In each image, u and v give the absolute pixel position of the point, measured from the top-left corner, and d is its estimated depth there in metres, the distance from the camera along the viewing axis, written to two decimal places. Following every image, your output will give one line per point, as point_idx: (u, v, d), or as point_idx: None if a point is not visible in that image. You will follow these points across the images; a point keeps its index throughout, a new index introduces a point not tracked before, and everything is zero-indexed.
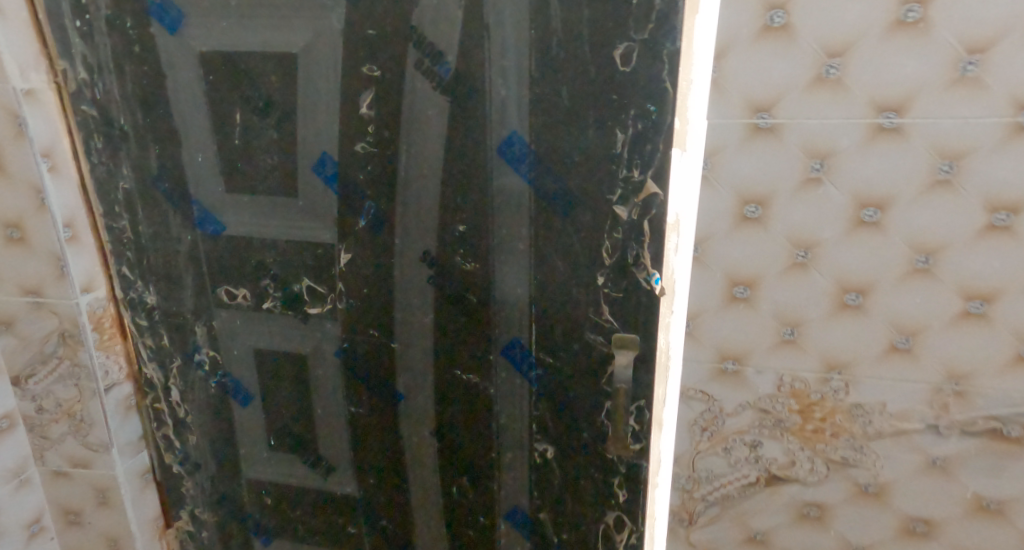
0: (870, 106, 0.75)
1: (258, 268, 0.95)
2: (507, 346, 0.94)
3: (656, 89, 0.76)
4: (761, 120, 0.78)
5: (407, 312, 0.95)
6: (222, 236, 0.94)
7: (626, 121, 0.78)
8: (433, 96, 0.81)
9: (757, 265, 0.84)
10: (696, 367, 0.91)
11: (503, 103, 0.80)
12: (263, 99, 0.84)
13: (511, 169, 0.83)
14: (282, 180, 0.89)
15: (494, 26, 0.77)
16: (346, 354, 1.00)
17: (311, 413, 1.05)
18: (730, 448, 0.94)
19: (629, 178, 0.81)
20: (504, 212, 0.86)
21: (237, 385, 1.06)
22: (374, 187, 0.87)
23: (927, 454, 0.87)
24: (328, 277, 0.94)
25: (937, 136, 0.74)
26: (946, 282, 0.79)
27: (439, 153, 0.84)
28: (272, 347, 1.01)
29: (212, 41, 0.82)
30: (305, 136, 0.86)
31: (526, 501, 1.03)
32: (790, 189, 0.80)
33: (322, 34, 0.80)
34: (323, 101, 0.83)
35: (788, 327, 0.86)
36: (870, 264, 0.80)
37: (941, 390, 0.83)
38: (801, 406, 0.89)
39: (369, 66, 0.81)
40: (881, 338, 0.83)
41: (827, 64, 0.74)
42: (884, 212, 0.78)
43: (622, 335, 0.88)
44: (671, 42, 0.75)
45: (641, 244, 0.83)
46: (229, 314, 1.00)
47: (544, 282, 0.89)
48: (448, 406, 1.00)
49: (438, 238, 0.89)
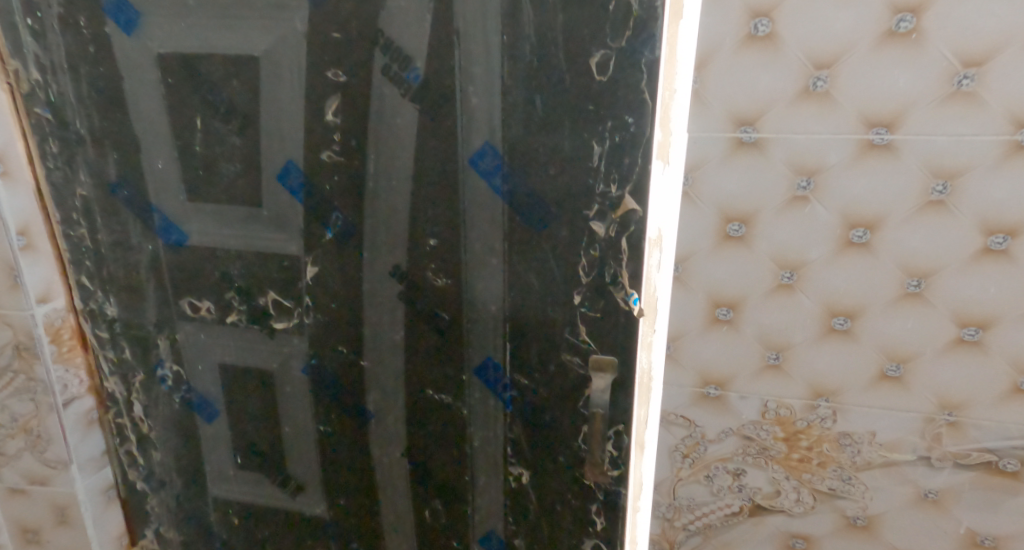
0: (860, 120, 0.71)
1: (223, 280, 0.92)
2: (480, 365, 0.89)
3: (634, 100, 0.72)
4: (745, 134, 0.74)
5: (376, 328, 0.90)
6: (184, 246, 0.91)
7: (603, 132, 0.74)
8: (401, 103, 0.77)
9: (740, 287, 0.80)
10: (677, 392, 0.87)
11: (474, 111, 0.77)
12: (225, 105, 0.81)
13: (483, 182, 0.79)
14: (246, 189, 0.85)
15: (463, 30, 0.74)
16: (314, 371, 0.95)
17: (278, 431, 1.01)
18: (712, 476, 0.89)
19: (607, 193, 0.77)
20: (476, 226, 0.82)
21: (202, 401, 1.01)
22: (341, 197, 0.84)
23: (919, 487, 0.83)
24: (294, 291, 0.90)
25: (930, 154, 0.70)
26: (939, 307, 0.74)
27: (408, 163, 0.80)
28: (237, 362, 0.97)
29: (172, 43, 0.79)
30: (269, 143, 0.82)
31: (501, 526, 0.99)
32: (775, 207, 0.76)
33: (286, 38, 0.77)
34: (287, 107, 0.80)
35: (773, 352, 0.82)
36: (860, 287, 0.76)
37: (934, 421, 0.79)
38: (786, 433, 0.85)
39: (334, 72, 0.77)
40: (871, 365, 0.79)
41: (815, 76, 0.70)
42: (874, 232, 0.74)
43: (599, 356, 0.84)
44: (649, 51, 0.70)
45: (618, 262, 0.79)
46: (193, 327, 0.96)
47: (518, 300, 0.85)
48: (420, 426, 0.96)
49: (408, 252, 0.85)
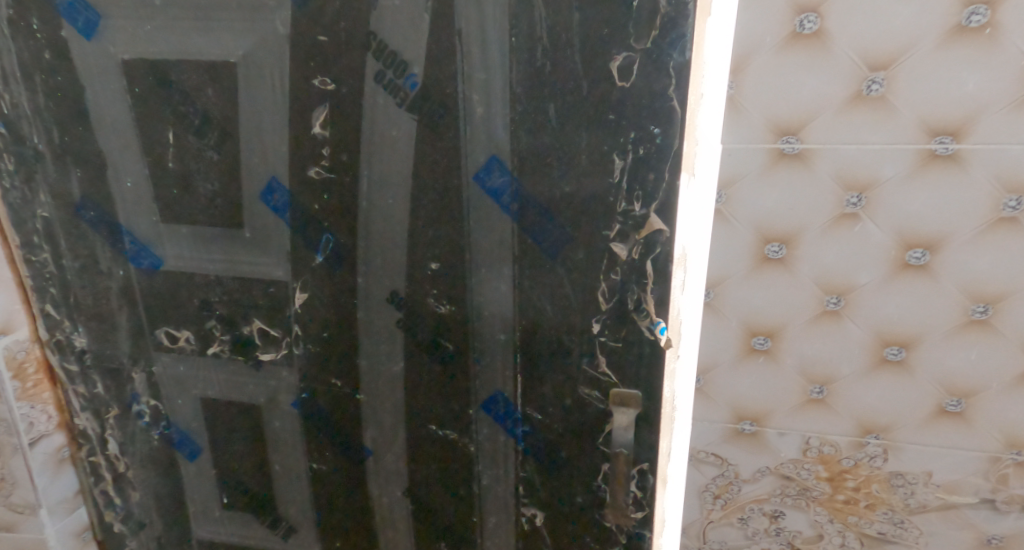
0: (921, 128, 0.69)
1: (203, 309, 0.83)
2: (488, 400, 0.81)
3: (661, 108, 0.64)
4: (787, 145, 0.73)
5: (373, 359, 0.82)
6: (158, 272, 0.82)
7: (625, 145, 0.66)
8: (397, 114, 0.69)
9: (781, 315, 0.80)
10: (708, 429, 0.88)
11: (481, 122, 0.68)
12: (200, 116, 0.73)
13: (489, 200, 0.71)
14: (225, 209, 0.77)
15: (467, 32, 0.65)
16: (305, 406, 0.87)
17: (267, 470, 0.92)
18: (748, 518, 0.91)
19: (630, 212, 0.68)
20: (483, 250, 0.73)
21: (183, 437, 0.93)
22: (331, 217, 0.75)
23: (982, 533, 0.85)
24: (282, 321, 0.82)
25: (1001, 167, 0.69)
26: (1008, 337, 0.75)
27: (406, 180, 0.72)
28: (221, 396, 0.89)
29: (136, 48, 0.71)
30: (250, 159, 0.74)
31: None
32: (821, 226, 0.75)
33: (265, 41, 0.68)
34: (268, 118, 0.71)
35: (816, 385, 0.83)
36: (914, 317, 0.77)
37: (1000, 461, 0.81)
38: (830, 473, 0.86)
39: (321, 79, 0.69)
40: (929, 399, 0.80)
41: (870, 79, 0.69)
42: (934, 253, 0.74)
43: (621, 391, 0.76)
44: (678, 53, 0.62)
45: (643, 287, 0.71)
46: (171, 359, 0.87)
47: (530, 329, 0.76)
48: (421, 465, 0.87)
49: (406, 277, 0.77)
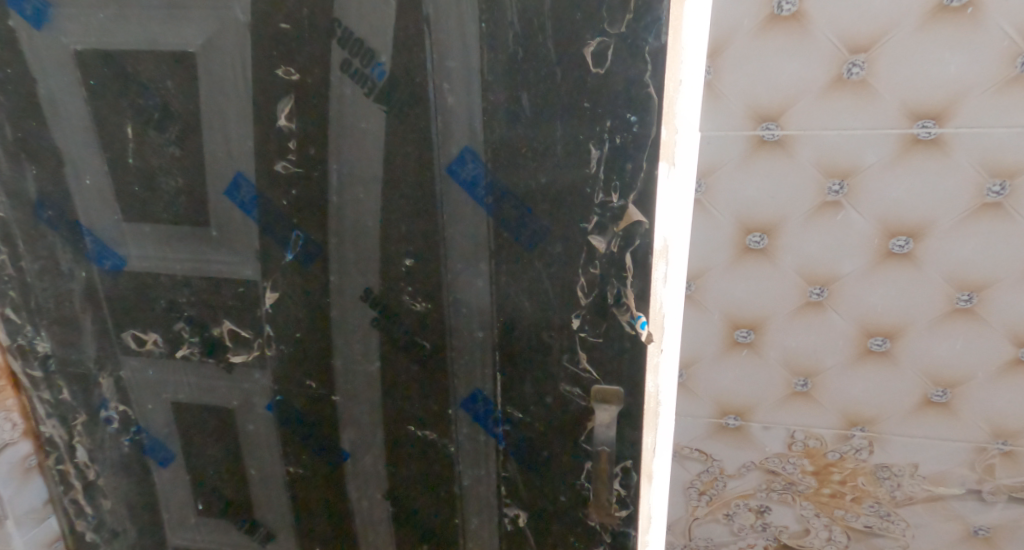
0: (903, 112, 0.68)
1: (170, 310, 0.80)
2: (468, 399, 0.79)
3: (637, 95, 0.62)
4: (767, 132, 0.71)
5: (348, 360, 0.79)
6: (123, 273, 0.79)
7: (601, 134, 0.64)
8: (365, 105, 0.67)
9: (764, 307, 0.79)
10: (692, 424, 0.87)
11: (453, 112, 0.66)
12: (160, 110, 0.70)
13: (464, 193, 0.69)
14: (190, 206, 0.74)
15: (435, 18, 0.63)
16: (279, 408, 0.84)
17: (243, 475, 0.90)
18: (734, 514, 0.89)
19: (607, 203, 0.66)
20: (458, 245, 0.71)
21: (156, 443, 0.90)
22: (301, 213, 0.72)
23: (969, 524, 0.84)
24: (253, 321, 0.79)
25: (985, 151, 0.68)
26: (993, 325, 0.74)
27: (377, 174, 0.69)
28: (193, 400, 0.86)
29: (89, 39, 0.68)
30: (213, 154, 0.71)
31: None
32: (802, 215, 0.74)
33: (225, 29, 0.65)
34: (232, 111, 0.69)
35: (801, 378, 0.81)
36: (899, 307, 0.76)
37: (986, 451, 0.80)
38: (816, 467, 0.85)
39: (285, 69, 0.66)
40: (915, 390, 0.79)
41: (850, 62, 0.67)
42: (917, 241, 0.72)
43: (603, 388, 0.74)
44: (653, 37, 0.60)
45: (623, 280, 0.69)
46: (139, 363, 0.85)
47: (508, 326, 0.74)
48: (401, 466, 0.85)
49: (380, 274, 0.74)
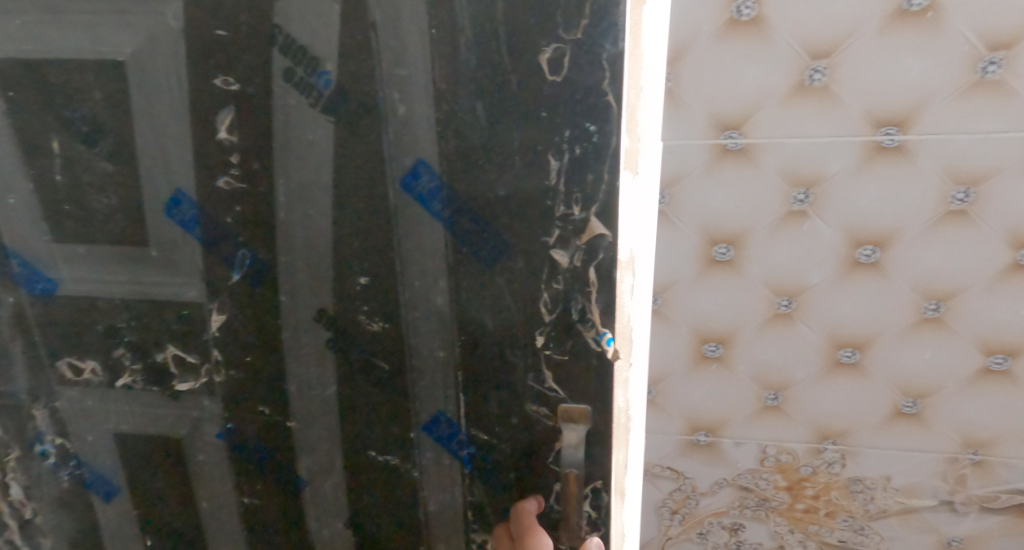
0: (866, 119, 0.67)
1: (109, 336, 0.75)
2: (431, 421, 0.75)
3: (596, 104, 0.59)
4: (730, 140, 0.69)
5: (303, 384, 0.75)
6: (54, 297, 0.74)
7: (559, 144, 0.61)
8: (311, 115, 0.63)
9: (731, 319, 0.77)
10: (662, 441, 0.84)
11: (405, 123, 0.63)
12: (88, 122, 0.66)
13: (419, 207, 0.65)
14: (127, 225, 0.70)
15: (381, 23, 0.60)
16: (231, 436, 0.79)
17: (194, 509, 0.84)
18: (707, 532, 0.88)
19: (569, 216, 0.63)
20: (416, 261, 0.68)
21: (98, 478, 0.84)
22: (248, 231, 0.68)
23: (942, 535, 0.83)
24: (199, 345, 0.75)
25: (949, 158, 0.67)
26: (961, 334, 0.73)
27: (327, 188, 0.66)
28: (136, 431, 0.81)
29: (8, 47, 0.65)
30: (149, 169, 0.67)
31: (544, 535, 0.75)
32: (768, 225, 0.72)
33: (156, 36, 0.62)
34: (167, 123, 0.65)
35: (771, 391, 0.80)
36: (868, 317, 0.74)
37: (958, 461, 0.79)
38: (789, 482, 0.83)
39: (223, 78, 0.63)
40: (886, 401, 0.78)
41: (812, 68, 0.66)
42: (883, 251, 0.71)
43: (569, 406, 0.71)
44: (611, 43, 0.57)
45: (587, 296, 0.66)
46: (76, 392, 0.79)
47: (470, 345, 0.71)
48: (363, 492, 0.80)
49: (335, 294, 0.70)
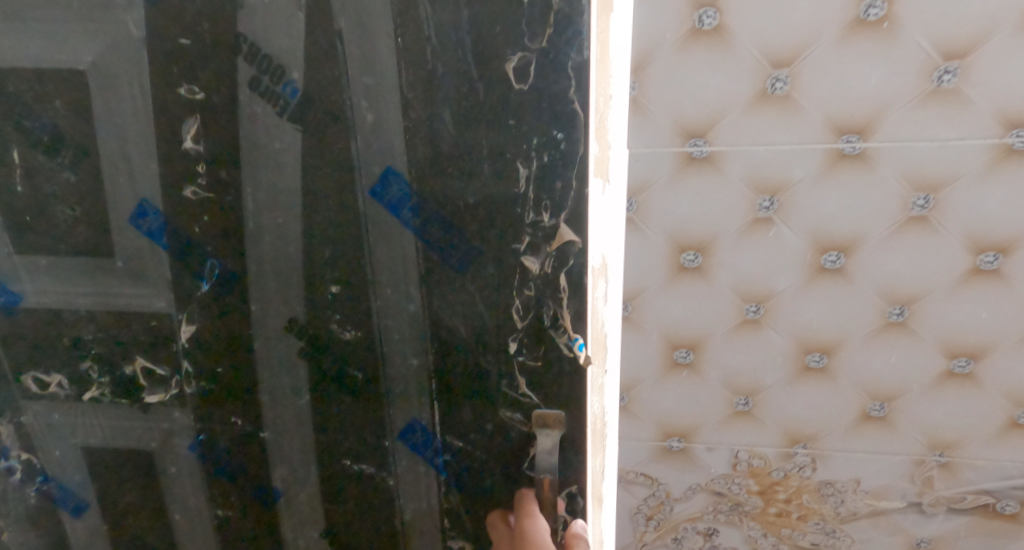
0: (828, 127, 0.68)
1: (76, 348, 0.74)
2: (405, 429, 0.74)
3: (563, 111, 0.59)
4: (695, 148, 0.70)
5: (275, 394, 0.75)
6: (19, 309, 0.73)
7: (528, 152, 0.61)
8: (278, 124, 0.63)
9: (701, 325, 0.78)
10: (636, 447, 0.85)
11: (372, 132, 0.63)
12: (50, 132, 0.65)
13: (389, 215, 0.65)
14: (91, 236, 0.69)
15: (346, 32, 0.60)
16: (203, 448, 0.78)
17: (165, 523, 0.83)
18: (682, 537, 0.89)
19: (539, 223, 0.63)
20: (386, 270, 0.67)
21: (66, 493, 0.82)
22: (217, 241, 0.68)
23: (911, 536, 0.84)
24: (167, 357, 0.74)
25: (909, 165, 0.68)
26: (925, 337, 0.74)
27: (295, 197, 0.65)
28: (104, 445, 0.79)
29: None
30: (114, 179, 0.66)
31: (544, 521, 0.69)
32: (735, 232, 0.73)
33: (118, 46, 0.62)
34: (132, 132, 0.65)
35: (742, 397, 0.80)
36: (835, 322, 0.75)
37: (925, 463, 0.80)
38: (761, 487, 0.84)
39: (188, 87, 0.62)
40: (854, 405, 0.79)
41: (773, 77, 0.67)
42: (848, 256, 0.72)
43: (543, 412, 0.70)
44: (576, 51, 0.57)
45: (558, 302, 0.66)
46: (42, 407, 0.78)
47: (443, 353, 0.70)
48: (338, 503, 0.79)
49: (306, 303, 0.70)
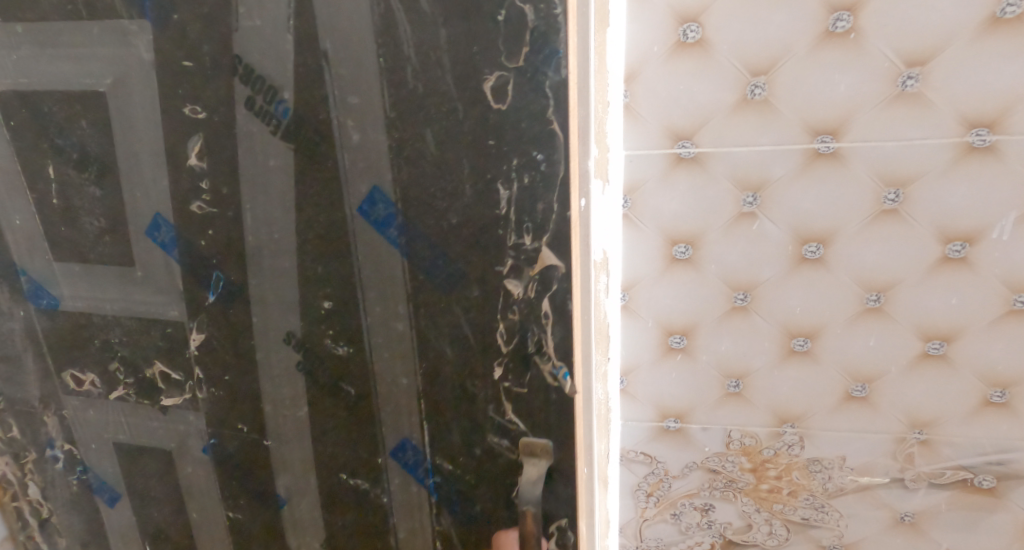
0: (804, 128, 0.72)
1: (105, 350, 0.81)
2: (398, 448, 0.79)
3: (540, 132, 0.64)
4: (683, 149, 0.75)
5: (276, 403, 0.80)
6: (58, 311, 0.80)
7: (509, 173, 0.66)
8: (272, 142, 0.69)
9: (692, 313, 0.83)
10: (636, 428, 0.90)
11: (360, 149, 0.68)
12: (77, 151, 0.73)
13: (377, 233, 0.71)
14: (116, 245, 0.76)
15: (331, 54, 0.65)
16: (216, 452, 0.84)
17: (185, 519, 0.88)
18: (680, 513, 0.93)
19: (521, 246, 0.68)
20: (375, 287, 0.73)
21: (103, 483, 0.89)
22: (224, 252, 0.74)
23: (895, 511, 0.89)
24: (183, 362, 0.80)
25: (881, 162, 0.73)
26: (901, 322, 0.79)
27: (291, 213, 0.72)
28: (133, 441, 0.86)
29: (6, 79, 0.71)
30: (133, 194, 0.73)
31: None
32: (722, 225, 0.78)
33: (131, 69, 0.69)
34: (145, 149, 0.72)
35: (732, 379, 0.85)
36: (818, 308, 0.80)
37: (905, 441, 0.85)
38: (753, 464, 0.89)
39: (191, 107, 0.69)
40: (837, 387, 0.83)
41: (752, 84, 0.72)
42: (827, 246, 0.77)
43: (531, 440, 0.75)
44: (553, 70, 0.62)
45: (542, 327, 0.71)
46: (78, 401, 0.85)
47: (432, 372, 0.75)
48: (337, 515, 0.84)
49: (302, 317, 0.76)
